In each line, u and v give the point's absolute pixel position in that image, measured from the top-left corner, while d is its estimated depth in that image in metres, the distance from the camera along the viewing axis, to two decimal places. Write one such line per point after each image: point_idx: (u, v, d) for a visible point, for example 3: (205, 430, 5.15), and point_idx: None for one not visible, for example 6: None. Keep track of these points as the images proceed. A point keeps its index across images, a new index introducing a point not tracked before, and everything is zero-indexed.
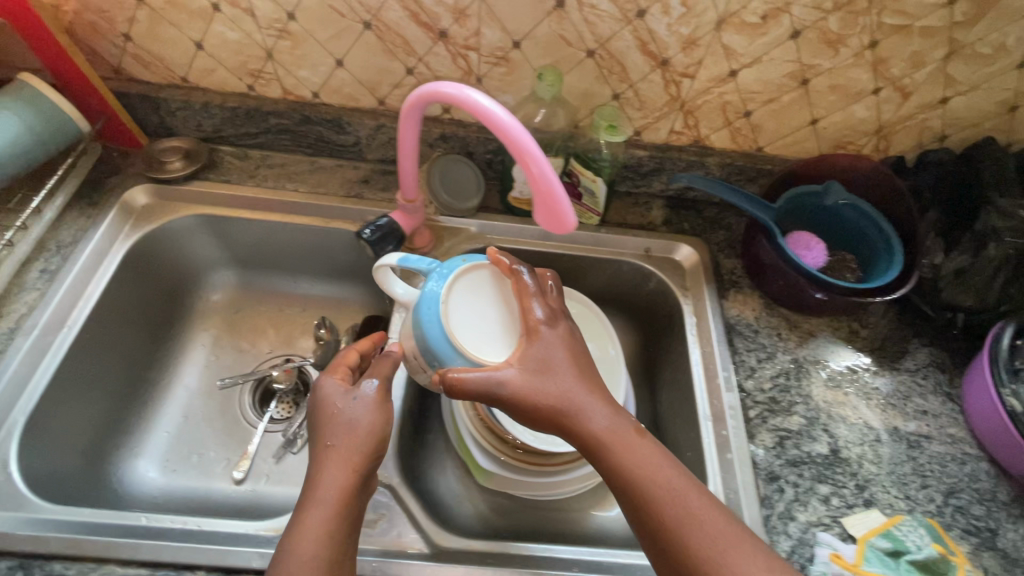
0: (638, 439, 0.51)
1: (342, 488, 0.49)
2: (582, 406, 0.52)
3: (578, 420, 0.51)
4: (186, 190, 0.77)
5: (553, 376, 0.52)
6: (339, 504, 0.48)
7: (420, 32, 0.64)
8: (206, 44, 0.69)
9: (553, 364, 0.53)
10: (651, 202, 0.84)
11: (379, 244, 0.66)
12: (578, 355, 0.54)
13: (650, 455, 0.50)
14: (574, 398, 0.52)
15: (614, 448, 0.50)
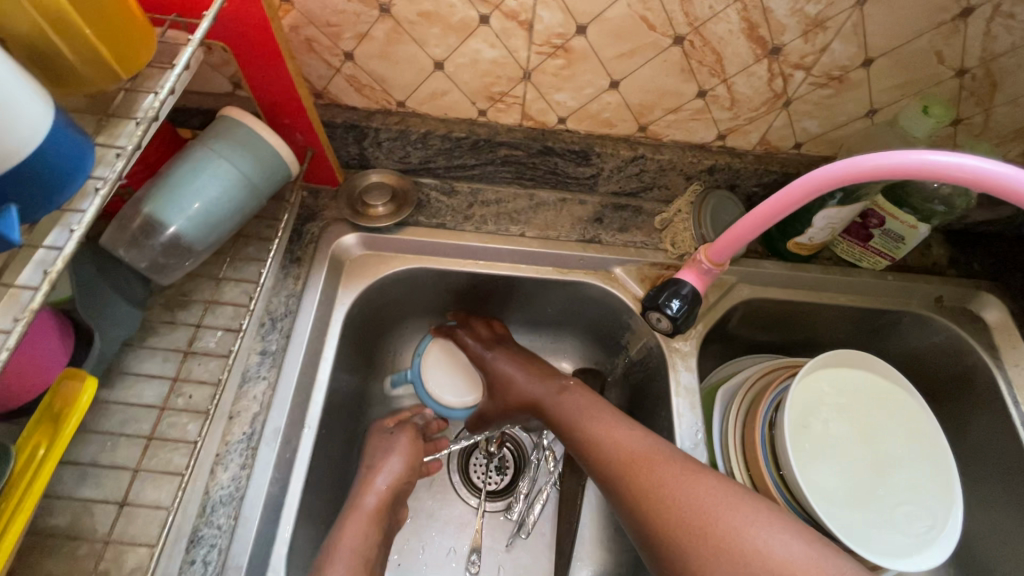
0: (595, 421, 0.58)
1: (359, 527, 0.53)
2: (588, 415, 0.59)
3: (578, 421, 0.59)
4: (397, 238, 0.64)
5: (539, 387, 0.64)
6: (374, 513, 0.56)
7: (747, 48, 0.50)
8: (450, 64, 0.54)
9: (519, 382, 0.65)
10: (929, 238, 0.71)
11: (682, 322, 0.55)
12: (529, 367, 0.66)
13: (622, 441, 0.55)
14: (588, 412, 0.59)
15: (585, 440, 0.57)
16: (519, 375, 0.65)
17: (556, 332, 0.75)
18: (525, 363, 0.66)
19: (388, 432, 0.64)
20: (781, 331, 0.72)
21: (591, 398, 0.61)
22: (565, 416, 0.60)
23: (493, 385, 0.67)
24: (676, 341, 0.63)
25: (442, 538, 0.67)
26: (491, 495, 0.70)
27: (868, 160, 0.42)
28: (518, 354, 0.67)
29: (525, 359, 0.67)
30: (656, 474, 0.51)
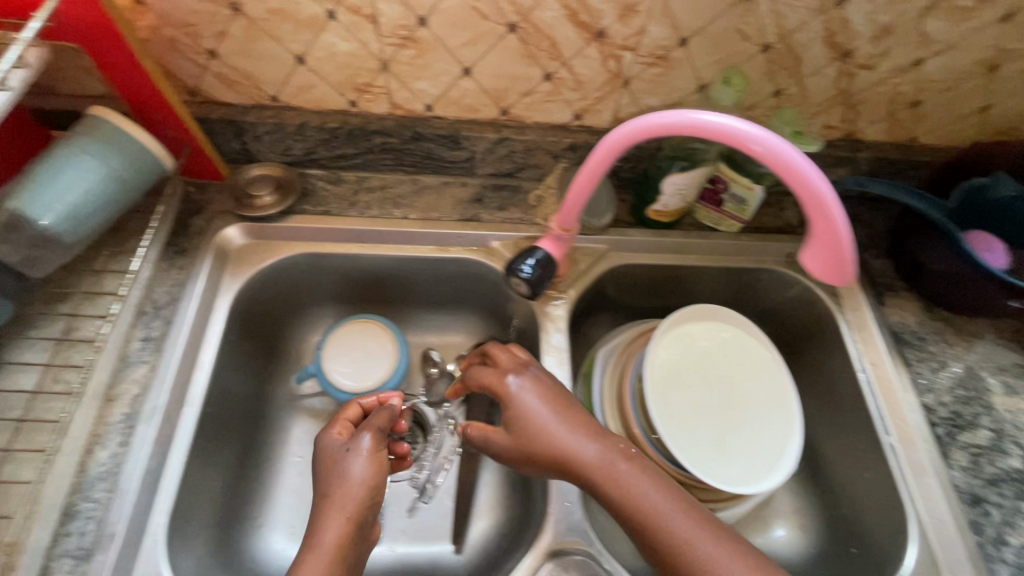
0: (626, 479, 0.50)
1: (341, 535, 0.48)
2: (616, 471, 0.51)
3: (617, 480, 0.50)
4: (283, 226, 0.67)
5: (572, 439, 0.53)
6: (341, 547, 0.47)
7: (574, 33, 0.55)
8: (310, 58, 0.58)
9: (561, 429, 0.53)
10: (783, 201, 0.78)
11: (538, 283, 0.59)
12: (559, 408, 0.54)
13: (681, 515, 0.48)
14: (614, 467, 0.51)
15: (616, 494, 0.50)
16: (543, 415, 0.54)
17: (456, 312, 0.79)
18: (553, 408, 0.54)
19: (342, 451, 0.53)
20: (658, 295, 0.78)
21: (619, 446, 0.53)
22: (596, 466, 0.51)
23: (510, 422, 0.55)
24: (552, 307, 0.68)
25: None
26: (395, 467, 0.74)
27: (685, 120, 0.46)
28: (543, 383, 0.56)
29: (548, 394, 0.55)
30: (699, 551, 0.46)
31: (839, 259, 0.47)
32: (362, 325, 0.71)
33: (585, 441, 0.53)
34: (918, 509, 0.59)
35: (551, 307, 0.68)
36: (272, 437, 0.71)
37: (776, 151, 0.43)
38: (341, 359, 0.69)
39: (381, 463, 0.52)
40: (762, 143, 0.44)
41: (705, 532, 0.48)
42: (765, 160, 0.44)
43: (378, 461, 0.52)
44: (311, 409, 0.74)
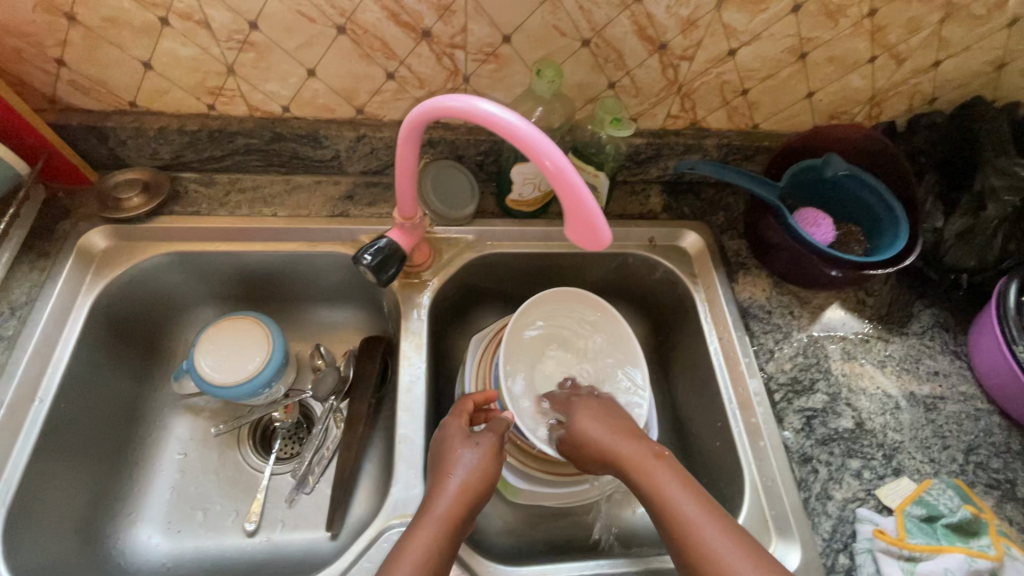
0: (663, 477, 0.56)
1: (451, 507, 0.53)
2: (651, 468, 0.57)
3: (654, 479, 0.56)
4: (150, 227, 0.70)
5: (624, 444, 0.60)
6: (451, 518, 0.53)
7: (401, 33, 0.59)
8: (157, 64, 0.61)
9: (597, 434, 0.61)
10: (648, 188, 0.82)
11: (380, 268, 0.61)
12: (610, 422, 0.62)
13: (686, 497, 0.54)
14: (649, 465, 0.57)
15: (650, 489, 0.56)
16: (601, 430, 0.61)
17: (341, 304, 0.83)
18: (609, 416, 0.63)
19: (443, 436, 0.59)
20: (534, 281, 0.82)
21: (656, 449, 0.59)
22: (637, 464, 0.58)
23: (567, 438, 0.63)
24: (418, 296, 0.71)
25: (224, 502, 0.72)
26: (278, 460, 0.76)
27: (464, 106, 0.44)
28: (601, 408, 0.64)
29: (597, 409, 0.64)
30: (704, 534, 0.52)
31: (593, 235, 0.44)
32: (235, 323, 0.73)
33: (618, 437, 0.60)
34: (752, 470, 0.62)
35: (416, 296, 0.71)
36: (150, 434, 0.74)
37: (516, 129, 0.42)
38: (211, 356, 0.71)
39: (488, 453, 0.57)
40: (547, 154, 0.42)
41: (705, 513, 0.53)
42: (553, 174, 0.42)
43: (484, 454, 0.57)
44: (194, 407, 0.77)
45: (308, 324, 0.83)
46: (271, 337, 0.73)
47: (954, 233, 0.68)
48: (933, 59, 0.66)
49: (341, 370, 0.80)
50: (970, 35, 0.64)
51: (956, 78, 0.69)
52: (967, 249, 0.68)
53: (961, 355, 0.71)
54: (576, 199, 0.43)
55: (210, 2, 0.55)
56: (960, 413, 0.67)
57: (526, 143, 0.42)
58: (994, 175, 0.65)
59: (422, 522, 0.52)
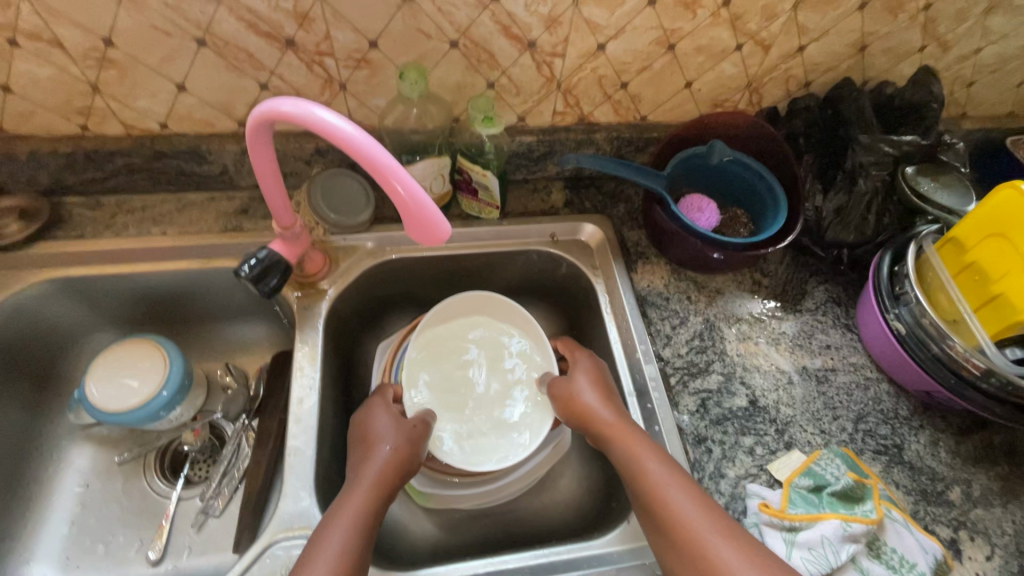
0: (637, 446, 0.57)
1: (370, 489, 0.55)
2: (633, 438, 0.58)
3: (627, 444, 0.57)
4: (31, 255, 0.68)
5: (603, 415, 0.60)
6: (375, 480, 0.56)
7: (263, 43, 0.59)
8: (15, 86, 0.60)
9: (594, 403, 0.62)
10: (550, 185, 0.82)
11: (260, 279, 0.60)
12: (601, 388, 0.64)
13: (656, 464, 0.55)
14: (629, 435, 0.58)
15: (626, 459, 0.57)
16: (586, 391, 0.63)
17: (246, 320, 0.80)
18: (605, 390, 0.64)
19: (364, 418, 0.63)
20: (444, 284, 0.81)
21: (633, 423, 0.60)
22: (615, 435, 0.59)
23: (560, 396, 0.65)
24: (317, 305, 0.70)
25: (127, 532, 0.70)
26: (187, 484, 0.73)
27: (300, 111, 0.44)
28: (594, 374, 0.65)
29: (593, 373, 0.65)
30: (669, 503, 0.52)
31: (431, 233, 0.46)
32: (132, 347, 0.71)
33: (606, 408, 0.61)
34: None
35: (313, 306, 0.70)
36: (46, 467, 0.71)
37: (363, 147, 0.43)
38: (103, 383, 0.69)
39: (407, 426, 0.62)
40: (388, 168, 0.43)
41: (676, 480, 0.54)
42: (397, 190, 0.44)
43: (400, 426, 0.62)
44: (97, 435, 0.75)
45: (215, 343, 0.81)
46: (169, 360, 0.72)
47: (832, 210, 0.71)
48: (797, 44, 0.69)
49: (252, 390, 0.79)
50: (827, 20, 0.67)
51: (825, 62, 0.72)
52: (845, 225, 0.71)
53: (852, 328, 0.73)
54: (421, 212, 0.45)
55: (57, 21, 0.54)
56: (851, 383, 0.69)
57: (366, 156, 0.43)
58: (862, 152, 0.69)
59: (356, 484, 0.55)
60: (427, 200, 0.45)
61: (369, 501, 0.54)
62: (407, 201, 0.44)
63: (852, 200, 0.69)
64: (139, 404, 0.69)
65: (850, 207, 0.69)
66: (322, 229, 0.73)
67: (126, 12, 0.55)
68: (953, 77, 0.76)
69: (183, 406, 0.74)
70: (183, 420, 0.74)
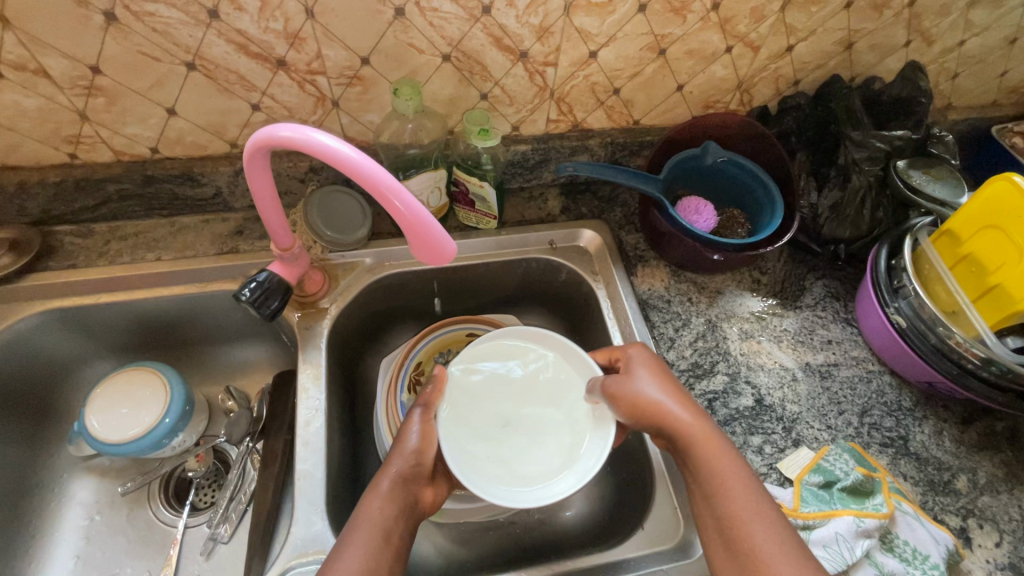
0: (722, 462, 0.54)
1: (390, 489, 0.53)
2: (717, 447, 0.55)
3: (708, 455, 0.54)
4: (23, 287, 0.67)
5: (681, 421, 0.56)
6: (390, 500, 0.52)
7: (254, 64, 0.58)
8: (1, 118, 0.59)
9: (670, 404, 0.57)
10: (546, 193, 0.82)
11: (261, 303, 0.59)
12: (669, 386, 0.59)
13: (737, 479, 0.53)
14: (714, 449, 0.54)
15: (707, 471, 0.54)
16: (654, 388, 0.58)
17: (246, 342, 0.79)
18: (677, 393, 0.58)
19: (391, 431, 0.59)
20: (445, 296, 0.81)
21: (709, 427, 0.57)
22: (694, 441, 0.55)
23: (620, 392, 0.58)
24: (318, 325, 0.69)
25: (134, 563, 0.69)
26: (193, 511, 0.72)
27: (297, 136, 0.44)
28: (659, 375, 0.59)
29: (664, 371, 0.59)
30: (751, 532, 0.50)
31: (436, 250, 0.46)
32: (133, 373, 0.70)
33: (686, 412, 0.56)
34: (657, 461, 0.64)
35: (315, 325, 0.69)
36: (47, 502, 0.70)
37: (359, 163, 0.43)
38: (103, 413, 0.68)
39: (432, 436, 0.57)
40: (387, 187, 0.43)
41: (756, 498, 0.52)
42: (396, 206, 0.44)
43: (427, 434, 0.57)
44: (99, 466, 0.74)
45: (214, 366, 0.80)
46: (170, 386, 0.71)
47: (827, 206, 0.72)
48: (785, 44, 0.69)
49: (254, 411, 0.77)
50: (814, 19, 0.67)
51: (813, 60, 0.72)
52: (840, 220, 0.72)
53: (852, 322, 0.74)
54: (426, 232, 0.45)
55: (43, 51, 0.54)
56: (854, 377, 0.69)
57: (360, 174, 0.43)
58: (854, 148, 0.70)
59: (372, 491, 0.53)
60: (431, 220, 0.45)
61: (380, 528, 0.50)
62: (405, 215, 0.44)
63: (847, 196, 0.70)
64: (140, 433, 0.68)
65: (846, 202, 0.70)
66: (321, 247, 0.72)
67: (113, 39, 0.54)
68: (938, 70, 0.77)
69: (186, 432, 0.73)
70: (186, 446, 0.73)
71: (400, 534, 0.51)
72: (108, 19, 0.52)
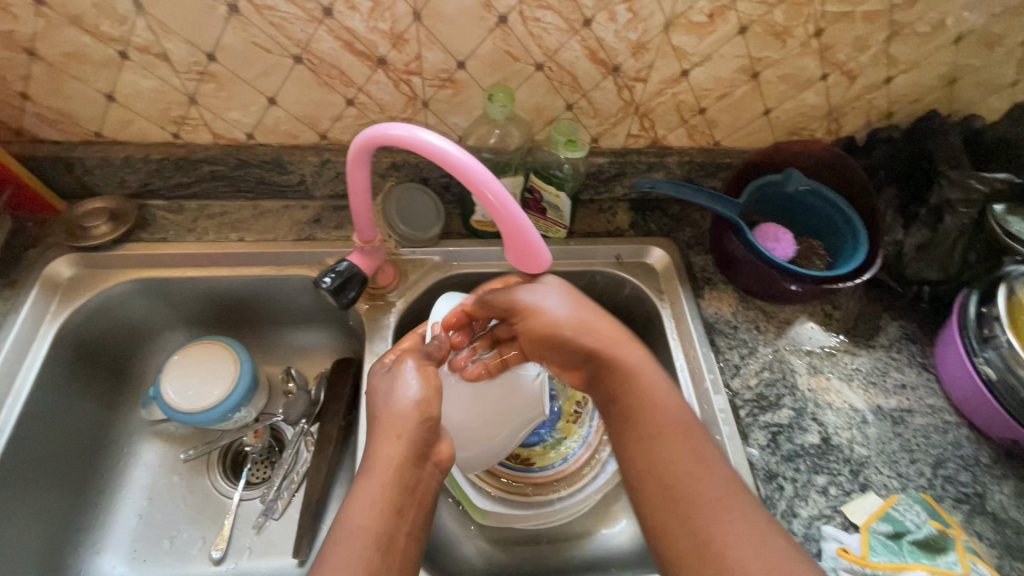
0: (650, 416, 0.53)
1: (392, 486, 0.48)
2: (648, 378, 0.55)
3: (641, 409, 0.54)
4: (117, 255, 0.71)
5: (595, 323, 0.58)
6: (393, 484, 0.48)
7: (357, 61, 0.60)
8: (119, 96, 0.62)
9: (581, 334, 0.57)
10: (615, 207, 0.82)
11: (340, 292, 0.61)
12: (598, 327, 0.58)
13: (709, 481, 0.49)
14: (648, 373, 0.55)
15: (643, 415, 0.54)
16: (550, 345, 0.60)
17: (310, 326, 0.81)
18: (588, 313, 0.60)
19: (394, 407, 0.52)
20: None
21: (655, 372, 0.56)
22: (639, 384, 0.55)
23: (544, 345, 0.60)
24: (384, 317, 0.71)
25: (192, 529, 0.71)
26: (247, 485, 0.74)
27: (406, 136, 0.45)
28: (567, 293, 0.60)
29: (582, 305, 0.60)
30: (715, 524, 0.46)
31: (532, 257, 0.48)
32: (207, 347, 0.74)
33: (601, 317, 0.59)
34: None
35: (381, 317, 0.71)
36: (117, 460, 0.73)
37: (467, 171, 0.44)
38: (179, 380, 0.71)
39: (433, 385, 0.54)
40: (492, 194, 0.45)
41: (725, 501, 0.48)
42: (500, 214, 0.45)
43: (427, 388, 0.54)
44: (164, 432, 0.77)
45: (278, 348, 0.83)
46: (239, 362, 0.74)
47: (914, 245, 0.70)
48: (884, 75, 0.68)
49: (312, 393, 0.78)
50: (918, 52, 0.65)
51: (911, 93, 0.70)
52: (926, 261, 0.69)
53: (929, 367, 0.71)
54: (523, 239, 0.46)
55: (168, 36, 0.57)
56: (928, 426, 0.66)
57: (467, 178, 0.44)
58: (949, 187, 0.66)
59: (353, 501, 0.47)
60: (527, 225, 0.46)
61: (386, 508, 0.47)
62: (507, 221, 0.46)
63: (937, 238, 0.67)
64: (209, 404, 0.71)
65: (934, 244, 0.67)
66: (394, 242, 0.74)
67: (232, 29, 0.57)
68: None
69: (248, 407, 0.75)
70: (250, 419, 0.76)
71: (407, 516, 0.48)
72: (231, 10, 0.55)
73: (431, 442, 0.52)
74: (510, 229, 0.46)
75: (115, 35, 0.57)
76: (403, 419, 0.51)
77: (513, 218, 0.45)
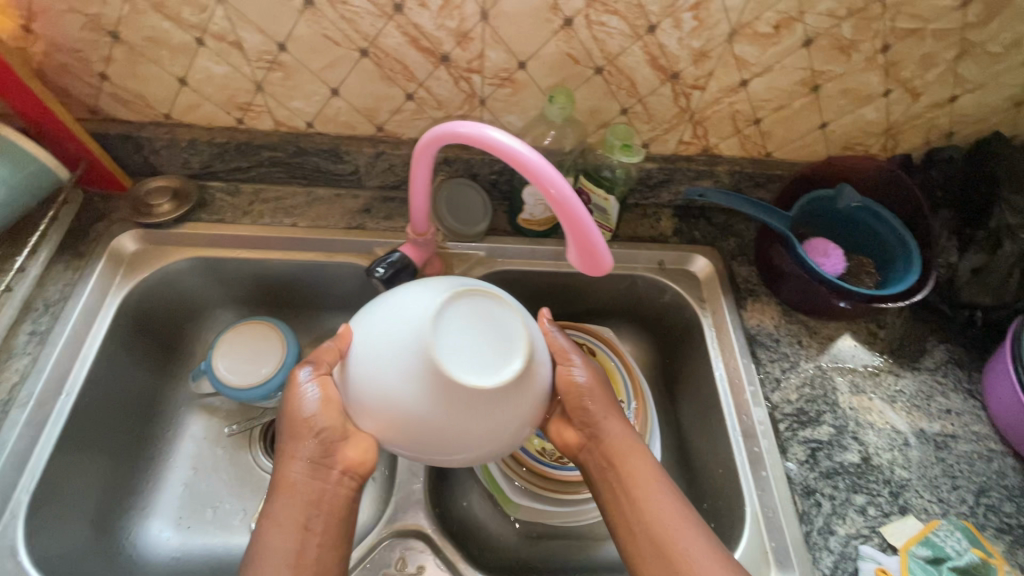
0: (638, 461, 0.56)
1: (302, 503, 0.51)
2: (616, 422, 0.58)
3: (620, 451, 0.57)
4: (177, 233, 0.73)
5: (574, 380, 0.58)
6: (302, 497, 0.51)
7: (421, 57, 0.62)
8: (191, 80, 0.65)
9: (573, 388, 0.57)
10: (659, 213, 0.82)
11: (392, 280, 0.63)
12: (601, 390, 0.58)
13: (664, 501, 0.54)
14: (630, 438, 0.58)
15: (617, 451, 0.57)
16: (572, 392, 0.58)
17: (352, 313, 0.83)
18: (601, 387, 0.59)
19: (286, 423, 0.52)
20: (544, 299, 0.82)
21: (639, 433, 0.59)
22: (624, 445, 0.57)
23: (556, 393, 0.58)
24: None
25: (233, 501, 0.74)
26: None
27: (476, 134, 0.46)
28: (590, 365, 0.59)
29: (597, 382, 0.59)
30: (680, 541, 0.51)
31: (593, 258, 0.48)
32: (256, 328, 0.76)
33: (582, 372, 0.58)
34: (752, 501, 0.61)
35: None
36: (165, 430, 0.76)
37: (538, 170, 0.45)
38: (229, 357, 0.74)
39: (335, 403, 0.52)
40: (561, 193, 0.45)
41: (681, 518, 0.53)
42: (567, 213, 0.46)
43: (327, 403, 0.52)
44: (209, 406, 0.79)
45: (319, 333, 0.85)
46: (285, 343, 0.76)
47: (969, 269, 0.68)
48: (948, 94, 0.66)
49: None
50: (987, 72, 0.64)
51: (975, 114, 0.69)
52: (981, 286, 0.68)
53: (976, 394, 0.69)
54: (588, 240, 0.47)
55: (243, 25, 0.59)
56: (972, 453, 0.65)
57: (537, 177, 0.45)
58: (1010, 213, 0.65)
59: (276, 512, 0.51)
60: (592, 228, 0.46)
61: (296, 526, 0.50)
62: (573, 221, 0.46)
63: (994, 262, 0.66)
64: (255, 382, 0.73)
65: (991, 269, 0.66)
66: (441, 236, 0.75)
67: (305, 21, 0.59)
68: None
69: None
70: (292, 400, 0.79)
71: (315, 528, 0.51)
72: (306, 3, 0.57)
73: (329, 452, 0.52)
74: (575, 229, 0.47)
75: (194, 22, 0.59)
76: (296, 434, 0.52)
77: (580, 218, 0.46)
